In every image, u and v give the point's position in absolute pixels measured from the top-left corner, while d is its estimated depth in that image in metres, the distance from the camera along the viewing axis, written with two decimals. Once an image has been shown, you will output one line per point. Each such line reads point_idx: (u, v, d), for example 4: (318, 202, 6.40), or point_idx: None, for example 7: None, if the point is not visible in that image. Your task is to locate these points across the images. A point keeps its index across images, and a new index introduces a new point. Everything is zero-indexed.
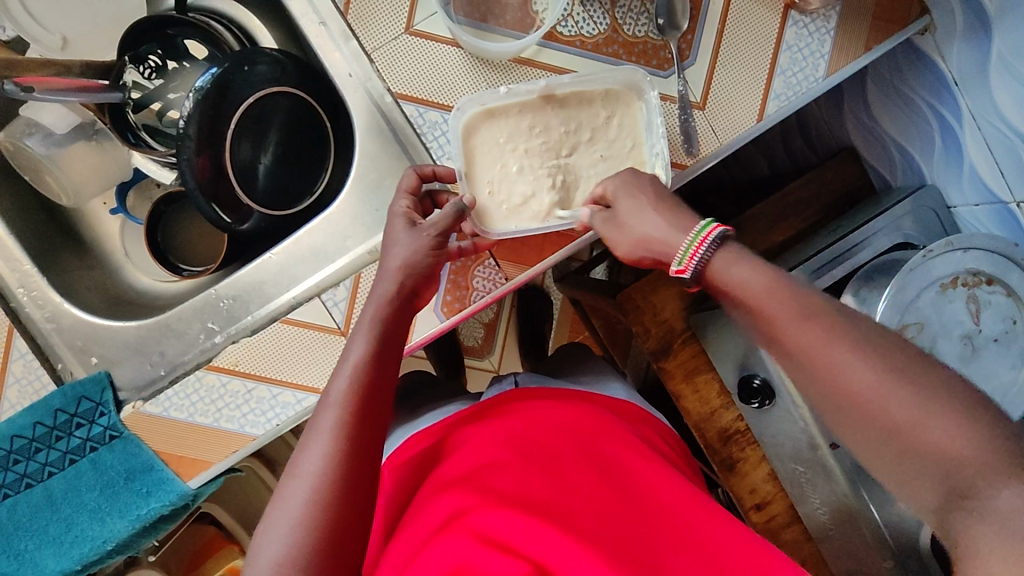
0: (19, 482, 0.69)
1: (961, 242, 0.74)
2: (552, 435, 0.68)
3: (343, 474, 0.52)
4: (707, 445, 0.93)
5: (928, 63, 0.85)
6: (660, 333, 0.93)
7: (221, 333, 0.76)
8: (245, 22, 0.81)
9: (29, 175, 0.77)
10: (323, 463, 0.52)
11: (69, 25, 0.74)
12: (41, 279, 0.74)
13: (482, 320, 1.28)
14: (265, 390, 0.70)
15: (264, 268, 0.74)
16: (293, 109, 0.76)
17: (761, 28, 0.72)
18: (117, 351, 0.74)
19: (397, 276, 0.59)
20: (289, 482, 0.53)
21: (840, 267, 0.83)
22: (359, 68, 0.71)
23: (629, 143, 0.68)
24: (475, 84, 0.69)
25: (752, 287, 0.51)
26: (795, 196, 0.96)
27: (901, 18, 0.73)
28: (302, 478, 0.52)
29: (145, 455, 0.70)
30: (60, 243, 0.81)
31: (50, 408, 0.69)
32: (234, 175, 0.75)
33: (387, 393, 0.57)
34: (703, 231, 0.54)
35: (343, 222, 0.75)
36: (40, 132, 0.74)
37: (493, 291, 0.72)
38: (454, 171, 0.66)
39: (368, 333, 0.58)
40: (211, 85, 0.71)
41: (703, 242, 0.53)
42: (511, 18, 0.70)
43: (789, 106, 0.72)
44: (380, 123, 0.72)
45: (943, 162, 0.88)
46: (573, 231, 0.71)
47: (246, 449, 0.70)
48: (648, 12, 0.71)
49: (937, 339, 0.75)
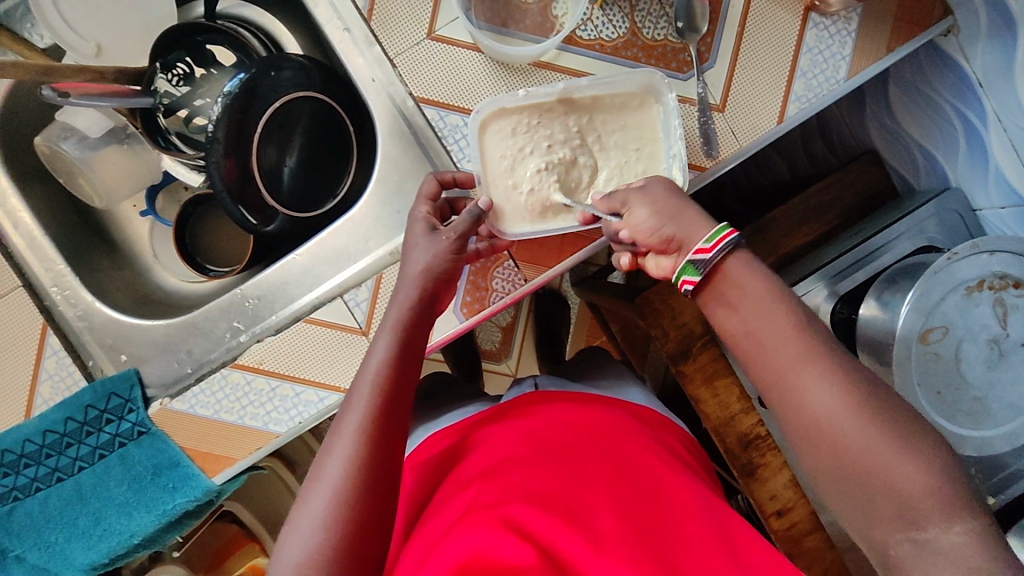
0: (50, 476, 0.71)
1: (986, 245, 0.73)
2: (571, 437, 0.69)
3: (365, 476, 0.53)
4: (727, 450, 0.92)
5: (951, 64, 0.84)
6: (678, 337, 0.92)
7: (246, 332, 0.77)
8: (273, 30, 0.83)
9: (64, 177, 0.79)
10: (346, 463, 0.53)
11: (103, 34, 0.76)
12: (73, 279, 0.77)
13: (499, 324, 1.28)
14: (288, 389, 0.71)
15: (289, 269, 0.76)
16: (316, 113, 0.78)
17: (782, 30, 0.72)
18: (145, 349, 0.77)
19: (419, 279, 0.60)
20: (312, 483, 0.54)
21: (860, 271, 0.84)
22: (382, 73, 0.73)
23: (644, 144, 0.68)
24: (495, 87, 0.70)
25: (751, 302, 0.55)
26: (817, 198, 0.95)
27: (923, 20, 0.73)
28: (325, 481, 0.53)
29: (171, 450, 0.71)
30: (92, 245, 0.84)
31: (81, 404, 0.71)
32: (261, 178, 0.76)
33: (408, 395, 0.58)
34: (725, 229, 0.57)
35: (366, 224, 0.76)
36: (75, 136, 0.77)
37: (512, 292, 0.73)
38: (473, 176, 0.66)
39: (390, 334, 0.59)
40: (240, 89, 0.73)
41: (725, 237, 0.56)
42: (531, 23, 0.71)
43: (810, 108, 0.72)
44: (402, 128, 0.74)
45: (967, 164, 0.88)
46: (591, 233, 0.72)
47: (268, 446, 0.71)
48: (667, 15, 0.71)
49: (962, 344, 0.74)
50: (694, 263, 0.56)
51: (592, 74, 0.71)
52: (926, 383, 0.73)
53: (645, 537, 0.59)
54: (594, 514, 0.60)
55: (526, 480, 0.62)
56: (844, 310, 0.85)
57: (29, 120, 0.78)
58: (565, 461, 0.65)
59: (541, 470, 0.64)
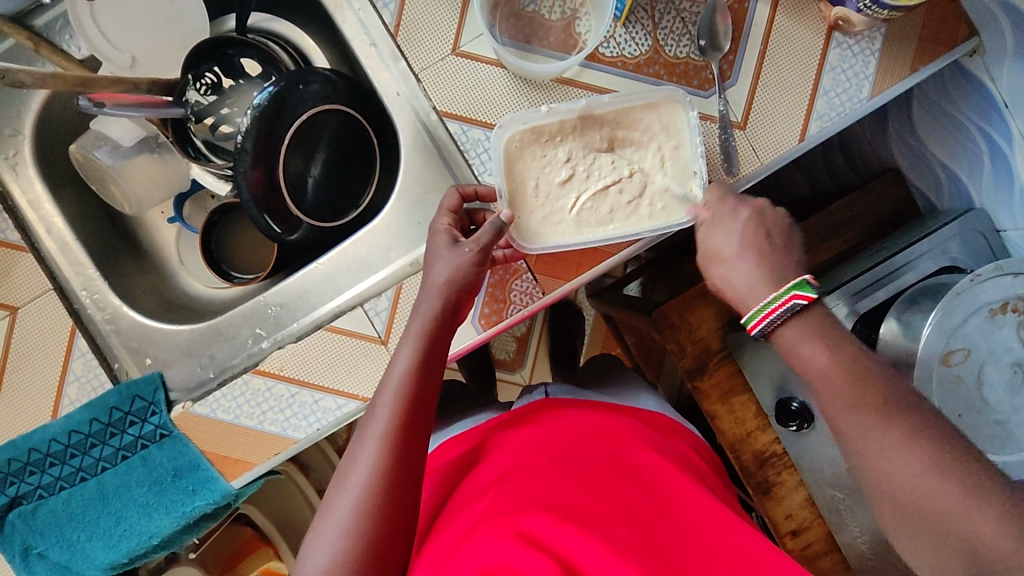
0: (74, 475, 0.72)
1: (1010, 267, 0.72)
2: (588, 446, 0.69)
3: (387, 485, 0.54)
4: (743, 467, 0.92)
5: (976, 84, 0.82)
6: (695, 352, 0.92)
7: (268, 338, 0.79)
8: (298, 41, 0.84)
9: (96, 184, 0.81)
10: (369, 473, 0.54)
11: (137, 44, 0.77)
12: (102, 282, 0.79)
13: (514, 334, 1.29)
14: (308, 395, 0.72)
15: (311, 277, 0.78)
16: (342, 126, 0.79)
17: (805, 49, 0.72)
18: (169, 352, 0.78)
19: (442, 290, 0.60)
20: (337, 490, 0.55)
21: (882, 290, 0.84)
22: (407, 88, 0.74)
23: (664, 160, 0.68)
24: (517, 102, 0.71)
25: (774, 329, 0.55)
26: (838, 216, 0.95)
27: (949, 40, 0.73)
28: (349, 488, 0.54)
29: (192, 453, 0.73)
30: (121, 249, 0.86)
31: (106, 405, 0.72)
32: (286, 187, 0.78)
33: (429, 404, 0.59)
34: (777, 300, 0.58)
35: (386, 235, 0.77)
36: (108, 145, 0.79)
37: (529, 305, 0.73)
38: (495, 189, 0.67)
39: (413, 344, 0.59)
40: (268, 102, 0.73)
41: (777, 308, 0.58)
42: (553, 40, 0.72)
43: (831, 127, 0.72)
44: (425, 140, 0.75)
45: (992, 183, 0.86)
46: (609, 248, 0.72)
47: (287, 451, 0.72)
48: (689, 34, 0.72)
49: (984, 366, 0.73)
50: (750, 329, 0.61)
51: (614, 91, 0.71)
52: (946, 407, 0.73)
53: (665, 547, 0.59)
54: (613, 524, 0.60)
55: (544, 489, 0.62)
56: (865, 329, 0.85)
57: (64, 128, 0.81)
58: (583, 470, 0.66)
59: (558, 479, 0.64)
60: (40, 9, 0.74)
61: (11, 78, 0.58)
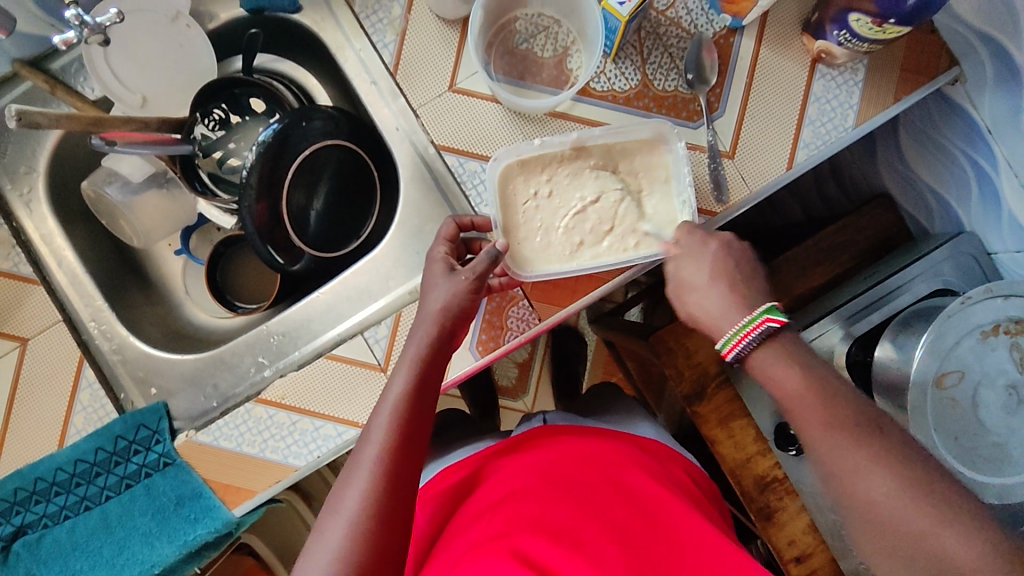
0: (79, 504, 0.74)
1: (1000, 289, 0.73)
2: (583, 470, 0.70)
3: (380, 511, 0.55)
4: (743, 493, 0.92)
5: (959, 112, 0.84)
6: (693, 377, 0.93)
7: (270, 367, 0.81)
8: (304, 81, 0.87)
9: (106, 219, 0.84)
10: (363, 497, 0.55)
11: (148, 85, 0.79)
12: (110, 314, 0.81)
13: (516, 360, 1.30)
14: (308, 423, 0.73)
15: (312, 307, 0.80)
16: (342, 160, 0.81)
17: (790, 81, 0.74)
18: (174, 382, 0.80)
19: (438, 317, 0.62)
20: (330, 515, 0.55)
21: (876, 313, 0.86)
22: (406, 123, 0.77)
23: (655, 190, 0.70)
24: (512, 135, 0.74)
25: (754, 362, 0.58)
26: (830, 242, 0.97)
27: (930, 69, 0.75)
28: (341, 514, 0.54)
29: (194, 481, 0.73)
30: (130, 282, 0.88)
31: (112, 434, 0.74)
32: (289, 221, 0.79)
33: (423, 429, 0.60)
34: (748, 325, 0.62)
35: (386, 264, 0.80)
36: (119, 181, 0.82)
37: (526, 331, 0.75)
38: (490, 220, 0.69)
39: (409, 369, 0.61)
40: (273, 138, 0.75)
41: (745, 335, 0.62)
42: (546, 76, 0.75)
43: (819, 155, 0.74)
44: (423, 173, 0.78)
45: (980, 208, 0.87)
46: (602, 274, 0.74)
47: (287, 479, 0.73)
48: (678, 68, 0.74)
49: (980, 389, 0.73)
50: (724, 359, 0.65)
51: (605, 123, 0.74)
52: (944, 429, 0.73)
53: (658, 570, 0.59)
54: (605, 547, 0.60)
55: (538, 513, 0.63)
56: (860, 353, 0.86)
57: (77, 166, 0.84)
58: (578, 494, 0.66)
59: (553, 503, 0.65)
60: (57, 54, 0.78)
61: (30, 120, 0.61)
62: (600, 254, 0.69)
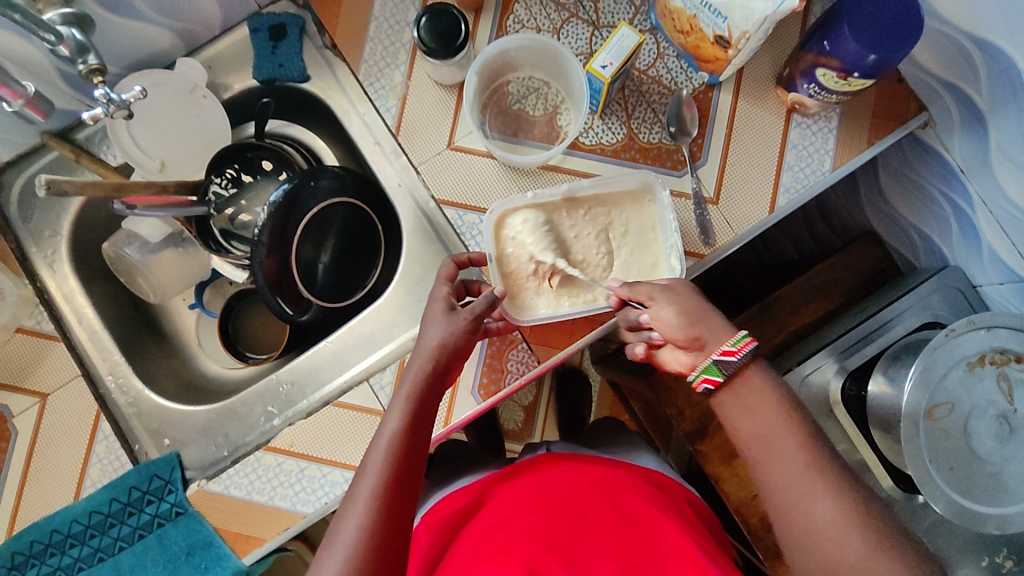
0: (93, 555, 0.76)
1: (982, 321, 0.75)
2: (578, 499, 0.73)
3: (375, 543, 0.56)
4: (750, 531, 0.93)
5: (933, 153, 0.86)
6: (694, 415, 0.95)
7: (280, 416, 0.83)
8: (310, 142, 0.92)
9: (124, 277, 0.88)
10: (358, 530, 0.56)
11: (167, 152, 0.85)
12: (126, 368, 0.84)
13: (521, 403, 1.31)
14: (316, 469, 0.75)
15: (320, 356, 0.83)
16: (348, 217, 0.85)
17: (767, 131, 0.79)
18: (187, 433, 0.83)
19: (434, 354, 0.64)
20: (327, 548, 0.57)
21: (869, 346, 0.88)
22: (408, 179, 0.82)
23: (644, 236, 0.74)
24: (507, 188, 0.78)
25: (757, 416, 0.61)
26: (821, 279, 1.01)
27: (900, 116, 0.79)
28: (338, 547, 0.56)
29: (205, 531, 0.75)
30: (145, 336, 0.92)
31: (126, 485, 0.76)
32: (297, 272, 0.83)
33: (418, 463, 0.62)
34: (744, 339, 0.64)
35: (391, 313, 0.83)
36: (137, 242, 0.86)
37: (526, 373, 0.78)
38: (486, 255, 0.73)
39: (404, 405, 0.63)
40: (283, 199, 0.79)
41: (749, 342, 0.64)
42: (538, 132, 0.80)
43: (799, 199, 0.78)
44: (424, 225, 0.82)
45: (962, 243, 0.88)
46: (597, 317, 0.77)
47: (295, 527, 0.74)
48: (660, 122, 0.79)
49: (970, 419, 0.75)
50: (718, 365, 0.62)
51: (596, 175, 0.78)
52: (938, 461, 0.74)
53: None
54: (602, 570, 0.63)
55: (531, 536, 0.66)
56: (854, 387, 0.86)
57: (98, 227, 0.88)
58: (575, 521, 0.70)
59: (552, 528, 0.68)
60: (82, 125, 0.84)
61: (59, 188, 0.66)
62: (598, 299, 0.72)
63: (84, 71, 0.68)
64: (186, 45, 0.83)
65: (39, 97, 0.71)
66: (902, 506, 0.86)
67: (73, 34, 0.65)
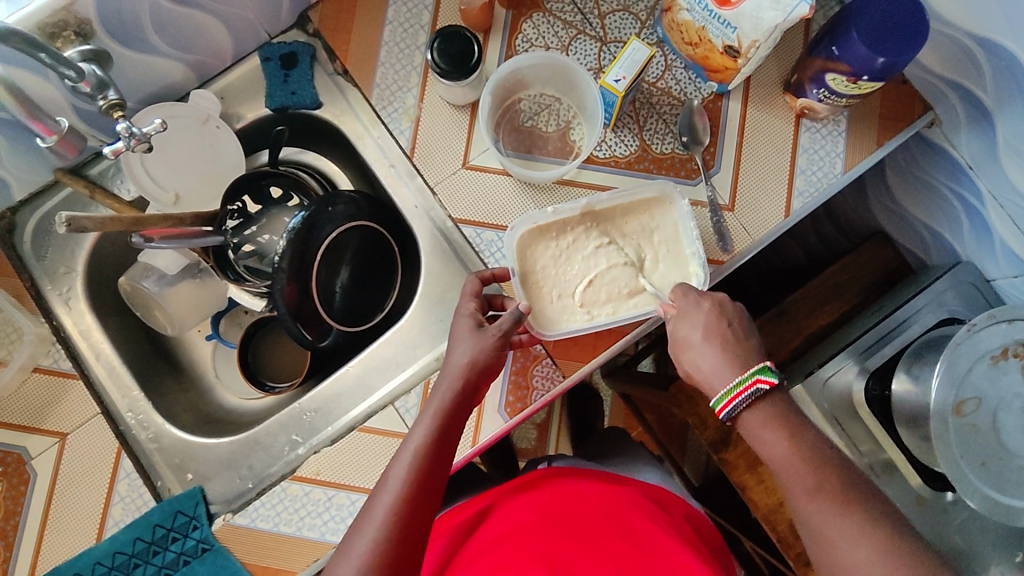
0: None
1: (1003, 314, 0.75)
2: (581, 522, 0.73)
3: (389, 554, 0.56)
4: (780, 539, 0.91)
5: (940, 151, 0.87)
6: (717, 424, 0.94)
7: (304, 444, 0.82)
8: (326, 169, 0.93)
9: (141, 310, 0.88)
10: (374, 540, 0.56)
11: (180, 183, 0.85)
12: (147, 403, 0.83)
13: (534, 422, 1.30)
14: (344, 497, 0.74)
15: (343, 381, 0.83)
16: (363, 240, 0.85)
17: (778, 136, 0.80)
18: (210, 466, 0.81)
19: (464, 372, 0.63)
20: (341, 556, 0.57)
21: (888, 345, 0.88)
22: (424, 201, 0.82)
23: (666, 245, 0.74)
24: (524, 205, 0.78)
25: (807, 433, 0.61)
26: (834, 280, 1.01)
27: (907, 116, 0.82)
28: (352, 556, 0.56)
29: (233, 566, 0.74)
30: (163, 370, 0.91)
31: (149, 524, 0.75)
32: (318, 296, 0.83)
33: (441, 479, 0.61)
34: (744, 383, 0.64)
35: (412, 333, 0.83)
36: (155, 274, 0.85)
37: (552, 389, 0.77)
38: (509, 270, 0.72)
39: (431, 420, 0.63)
40: (300, 226, 0.79)
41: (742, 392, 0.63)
42: (552, 148, 0.81)
43: (813, 202, 0.79)
44: (442, 244, 0.82)
45: (974, 239, 0.89)
46: (621, 328, 0.77)
47: (326, 557, 0.73)
48: (672, 132, 0.80)
49: (998, 414, 0.75)
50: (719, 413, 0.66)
51: (611, 187, 0.79)
52: (970, 457, 0.74)
53: None
54: None
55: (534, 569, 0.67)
56: (877, 387, 0.87)
57: (113, 262, 0.88)
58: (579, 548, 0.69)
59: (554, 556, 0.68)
60: (96, 160, 0.83)
61: (78, 225, 0.65)
62: (623, 309, 0.72)
63: (103, 106, 0.68)
64: (198, 77, 0.83)
65: (73, 132, 0.75)
66: (934, 504, 0.85)
67: (93, 71, 0.65)
